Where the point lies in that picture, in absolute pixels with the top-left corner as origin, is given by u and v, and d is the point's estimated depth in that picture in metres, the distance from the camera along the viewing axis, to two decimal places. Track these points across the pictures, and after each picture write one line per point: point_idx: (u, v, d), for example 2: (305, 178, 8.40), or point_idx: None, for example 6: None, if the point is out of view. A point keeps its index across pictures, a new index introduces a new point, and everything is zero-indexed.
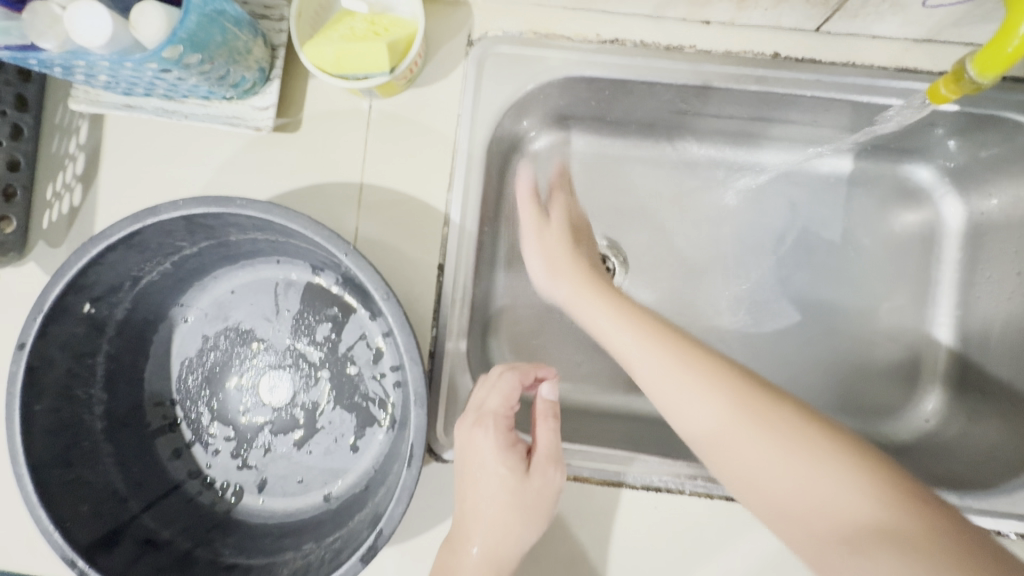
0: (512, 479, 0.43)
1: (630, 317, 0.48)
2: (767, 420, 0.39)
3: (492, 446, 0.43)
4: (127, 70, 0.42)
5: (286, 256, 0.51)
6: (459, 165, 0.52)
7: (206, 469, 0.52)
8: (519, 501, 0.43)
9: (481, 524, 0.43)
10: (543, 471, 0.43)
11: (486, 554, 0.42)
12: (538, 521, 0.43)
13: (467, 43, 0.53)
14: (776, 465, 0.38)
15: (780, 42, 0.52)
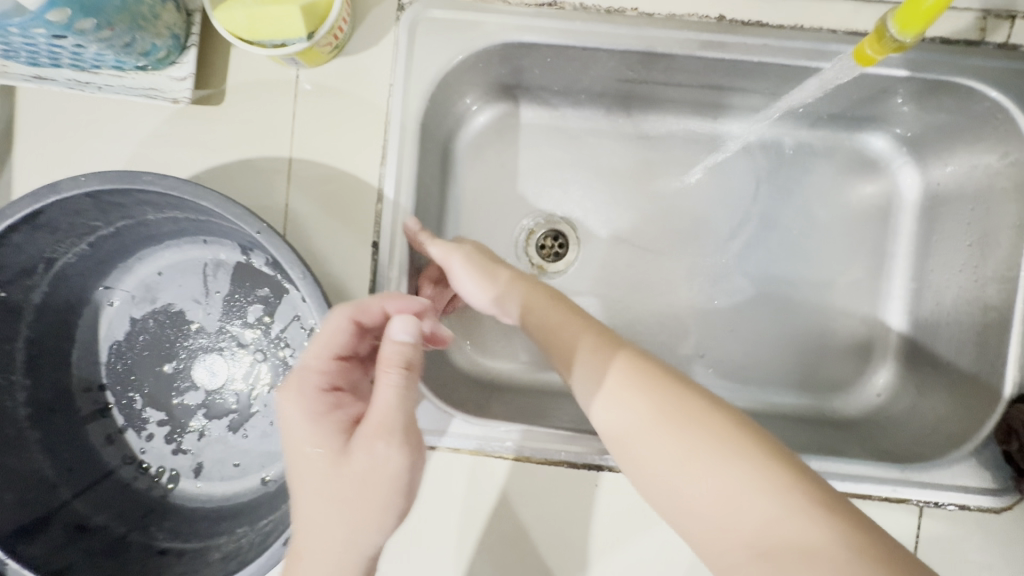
0: (329, 456, 0.36)
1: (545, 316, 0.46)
2: (680, 415, 0.35)
3: (306, 417, 0.37)
4: (18, 37, 0.39)
5: (213, 235, 0.49)
6: (392, 137, 0.50)
7: (141, 454, 0.51)
8: (340, 486, 0.36)
9: (304, 518, 0.36)
10: (369, 443, 0.36)
11: (317, 556, 0.35)
12: (373, 508, 0.36)
13: (398, 8, 0.50)
14: (677, 461, 0.34)
15: (725, 4, 0.50)
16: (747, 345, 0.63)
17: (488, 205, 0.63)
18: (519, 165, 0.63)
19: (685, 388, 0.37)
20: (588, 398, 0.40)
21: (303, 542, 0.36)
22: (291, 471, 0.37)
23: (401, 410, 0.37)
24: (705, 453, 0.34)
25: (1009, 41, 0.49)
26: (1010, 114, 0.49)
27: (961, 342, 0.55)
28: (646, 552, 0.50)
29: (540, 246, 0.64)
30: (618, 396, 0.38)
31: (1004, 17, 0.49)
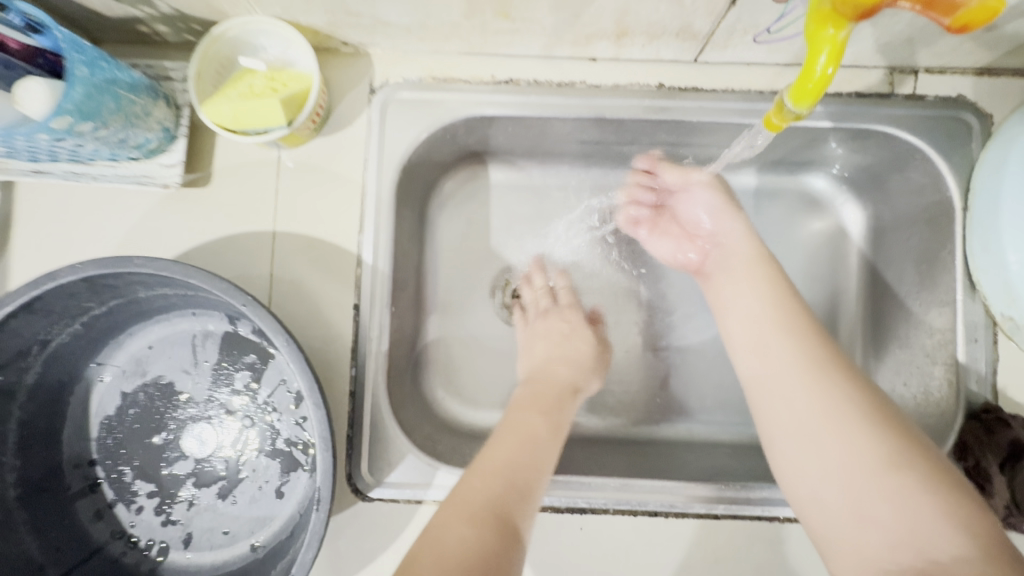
0: (521, 437, 0.48)
1: (771, 294, 0.49)
2: (866, 417, 0.40)
3: (518, 410, 0.51)
4: (11, 143, 0.43)
5: (201, 307, 0.52)
6: (368, 207, 0.54)
7: (130, 528, 0.52)
8: (522, 457, 0.46)
9: (478, 469, 0.45)
10: (552, 440, 0.49)
11: (472, 494, 0.43)
12: (530, 483, 0.45)
13: (370, 91, 0.55)
14: (859, 473, 0.38)
15: (663, 73, 0.55)
16: (719, 379, 0.66)
17: (463, 260, 0.67)
18: (490, 221, 0.68)
19: (889, 408, 0.40)
20: (775, 393, 0.44)
21: (467, 483, 0.44)
22: (536, 351, 0.60)
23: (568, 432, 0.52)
24: (907, 471, 0.37)
25: (915, 93, 0.55)
26: (927, 155, 0.55)
27: (913, 364, 0.58)
28: None
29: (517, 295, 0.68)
30: (814, 399, 0.42)
31: (908, 72, 0.55)
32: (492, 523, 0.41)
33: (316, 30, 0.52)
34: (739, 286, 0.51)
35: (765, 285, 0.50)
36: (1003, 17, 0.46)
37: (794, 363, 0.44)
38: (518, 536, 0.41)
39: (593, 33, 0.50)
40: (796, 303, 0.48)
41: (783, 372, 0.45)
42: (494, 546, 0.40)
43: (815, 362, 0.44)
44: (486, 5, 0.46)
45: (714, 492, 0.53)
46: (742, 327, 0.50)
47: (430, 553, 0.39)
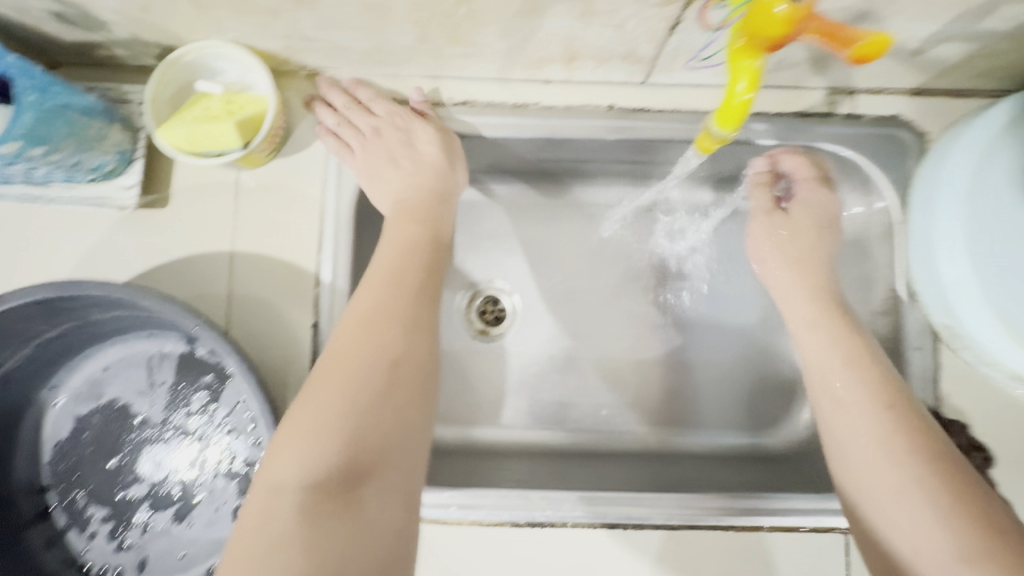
0: (359, 326, 0.43)
1: (830, 337, 0.50)
2: (944, 501, 0.38)
3: (359, 291, 0.46)
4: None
5: (157, 328, 0.52)
6: (327, 227, 0.54)
7: (82, 554, 0.51)
8: (355, 350, 0.42)
9: (297, 426, 0.38)
10: (399, 319, 0.44)
11: (319, 407, 0.38)
12: (365, 373, 0.41)
13: (329, 113, 0.56)
14: (946, 560, 0.36)
15: (614, 94, 0.57)
16: (681, 390, 0.67)
17: None
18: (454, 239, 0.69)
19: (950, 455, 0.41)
20: (841, 430, 0.45)
21: (277, 457, 0.37)
22: (376, 176, 0.55)
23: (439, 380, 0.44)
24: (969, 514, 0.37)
25: (854, 113, 0.57)
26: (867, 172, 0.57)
27: None
28: None
29: (481, 310, 0.69)
30: (880, 440, 0.43)
31: (847, 93, 0.57)
32: (310, 505, 0.35)
33: (274, 55, 0.53)
34: (824, 348, 0.49)
35: (848, 341, 0.49)
36: (926, 43, 0.48)
37: (861, 404, 0.45)
38: (362, 509, 0.36)
39: (544, 57, 0.52)
40: (878, 368, 0.47)
41: (870, 442, 0.43)
42: (313, 535, 0.34)
43: (887, 406, 0.44)
44: (437, 32, 0.48)
45: (673, 502, 0.53)
46: (845, 385, 0.47)
47: (243, 557, 0.33)
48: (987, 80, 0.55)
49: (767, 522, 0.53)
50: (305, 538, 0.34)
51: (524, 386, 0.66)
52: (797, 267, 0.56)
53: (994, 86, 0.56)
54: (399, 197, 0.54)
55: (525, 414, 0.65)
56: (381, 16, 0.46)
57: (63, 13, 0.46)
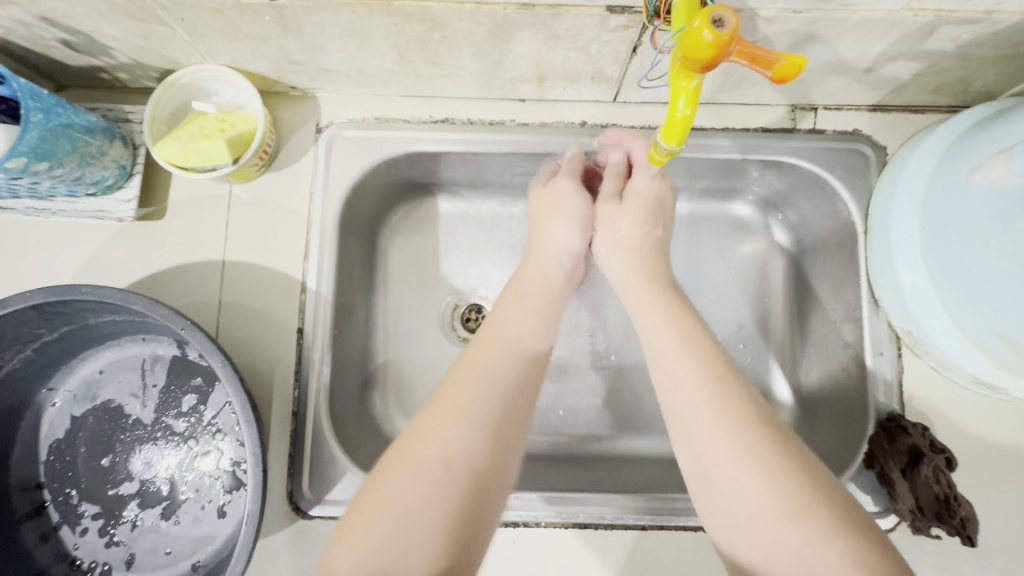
0: (434, 415, 0.42)
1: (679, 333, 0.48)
2: (768, 479, 0.39)
3: (453, 377, 0.45)
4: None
5: (151, 333, 0.54)
6: (313, 237, 0.57)
7: (74, 550, 0.53)
8: (414, 446, 0.41)
9: (354, 521, 0.39)
10: (475, 408, 0.43)
11: (400, 482, 0.40)
12: (416, 474, 0.40)
13: (317, 130, 0.60)
14: (768, 531, 0.37)
15: (586, 112, 0.60)
16: (658, 396, 0.69)
17: (413, 286, 0.71)
18: (439, 249, 0.71)
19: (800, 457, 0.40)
20: (687, 431, 0.43)
21: (339, 550, 0.38)
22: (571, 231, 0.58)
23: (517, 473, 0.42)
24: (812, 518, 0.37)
25: (816, 127, 0.60)
26: (830, 183, 0.60)
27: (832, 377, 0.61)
28: None
29: (465, 318, 0.71)
30: (726, 444, 0.41)
31: (809, 109, 0.60)
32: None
33: (264, 76, 0.56)
34: (662, 331, 0.49)
35: (680, 327, 0.48)
36: (876, 61, 0.51)
37: (700, 400, 0.43)
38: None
39: (517, 77, 0.55)
40: (710, 350, 0.46)
41: (701, 416, 0.43)
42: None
43: (725, 407, 0.42)
44: (415, 55, 0.51)
45: (640, 502, 0.55)
46: (667, 359, 0.47)
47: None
48: (942, 96, 0.57)
49: None
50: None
51: None
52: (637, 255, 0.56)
53: (950, 101, 0.58)
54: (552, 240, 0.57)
55: None
56: (361, 40, 0.49)
57: (70, 40, 0.50)
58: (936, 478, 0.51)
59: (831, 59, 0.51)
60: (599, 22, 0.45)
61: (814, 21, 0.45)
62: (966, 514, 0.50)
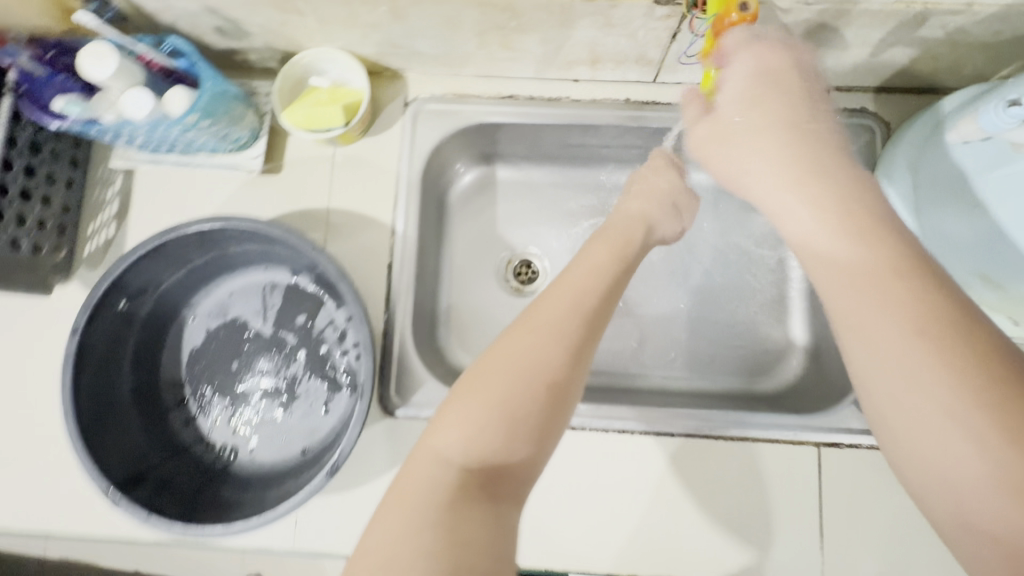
0: (533, 333, 0.45)
1: (846, 223, 0.42)
2: (944, 372, 0.35)
3: (546, 301, 0.47)
4: (171, 134, 0.60)
5: (273, 263, 0.68)
6: (401, 191, 0.70)
7: (209, 434, 0.66)
8: (520, 359, 0.43)
9: (458, 406, 0.43)
10: (575, 337, 0.45)
11: (471, 388, 0.43)
12: (527, 385, 0.42)
13: (405, 103, 0.72)
14: (966, 473, 0.34)
15: (630, 91, 0.71)
16: (684, 341, 0.79)
17: (475, 242, 0.83)
18: (497, 212, 0.83)
19: (994, 358, 0.35)
20: (859, 339, 0.39)
21: (441, 430, 0.42)
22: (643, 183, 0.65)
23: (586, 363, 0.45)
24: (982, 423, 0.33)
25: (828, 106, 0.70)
26: None
27: None
28: (605, 493, 0.64)
29: (518, 272, 0.83)
30: (896, 345, 0.37)
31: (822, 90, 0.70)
32: (463, 484, 0.39)
33: (367, 58, 0.69)
34: (830, 261, 0.42)
35: (850, 218, 0.42)
36: (878, 47, 0.61)
37: (871, 291, 0.39)
38: (501, 510, 0.39)
39: (575, 59, 0.66)
40: (878, 230, 0.41)
41: (883, 350, 0.37)
42: (455, 519, 0.37)
43: (904, 307, 0.37)
44: (493, 39, 0.63)
45: (670, 414, 0.66)
46: (846, 297, 0.40)
47: (394, 509, 0.38)
48: (939, 78, 0.67)
49: (749, 434, 0.65)
50: (450, 522, 0.37)
51: None
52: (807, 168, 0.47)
53: (946, 84, 0.67)
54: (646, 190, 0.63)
55: None
56: (452, 27, 0.62)
57: (222, 27, 0.64)
58: None
59: (839, 45, 0.61)
60: (647, 12, 0.56)
61: (823, 12, 0.55)
62: None
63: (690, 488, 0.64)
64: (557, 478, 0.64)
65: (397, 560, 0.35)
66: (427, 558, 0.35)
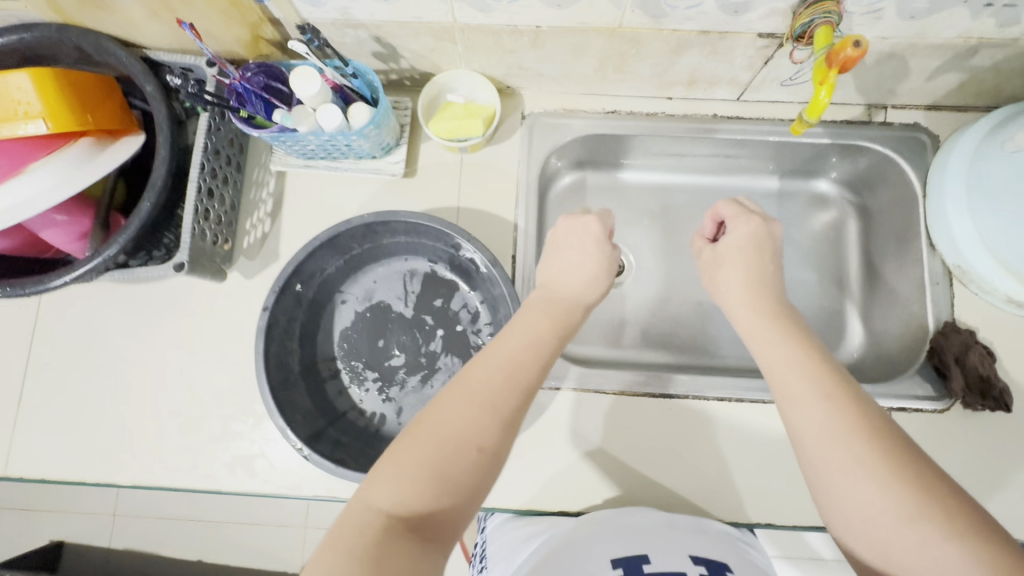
0: (467, 404, 0.50)
1: (835, 397, 0.49)
2: (881, 465, 0.45)
3: (482, 370, 0.53)
4: (340, 143, 0.71)
5: (414, 254, 0.78)
6: (522, 192, 0.81)
7: (361, 402, 0.76)
8: (450, 426, 0.49)
9: (394, 465, 0.47)
10: (503, 413, 0.51)
11: (413, 456, 0.47)
12: (458, 450, 0.48)
13: (522, 117, 0.83)
14: (911, 549, 0.42)
15: (716, 107, 0.83)
16: None
17: None
18: (587, 212, 0.95)
19: (907, 455, 0.45)
20: (801, 426, 0.49)
21: (378, 480, 0.46)
22: (560, 267, 0.68)
23: (505, 458, 0.50)
24: (921, 512, 0.42)
25: (886, 121, 0.82)
26: (897, 161, 0.81)
27: (894, 304, 0.84)
28: (705, 448, 0.77)
29: None
30: (845, 444, 0.46)
31: (881, 108, 0.82)
32: (391, 530, 0.43)
33: (494, 78, 0.80)
34: (775, 347, 0.55)
35: (791, 343, 0.55)
36: (934, 72, 0.73)
37: (787, 364, 0.53)
38: (425, 550, 0.43)
39: (674, 81, 0.78)
40: (810, 354, 0.53)
41: (816, 425, 0.48)
42: (380, 558, 0.41)
43: (828, 394, 0.49)
44: (610, 64, 0.75)
45: (756, 382, 0.79)
46: (786, 376, 0.53)
47: (325, 551, 0.42)
48: (981, 99, 0.79)
49: None
50: (376, 557, 0.41)
51: (639, 319, 0.92)
52: (763, 314, 0.59)
53: (986, 103, 0.80)
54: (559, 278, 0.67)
55: (640, 339, 0.91)
56: (578, 53, 0.73)
57: (378, 51, 0.75)
58: (982, 362, 0.71)
59: (904, 70, 0.73)
60: (749, 43, 0.68)
61: (895, 44, 0.67)
62: (1004, 385, 0.71)
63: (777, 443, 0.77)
64: (663, 436, 0.77)
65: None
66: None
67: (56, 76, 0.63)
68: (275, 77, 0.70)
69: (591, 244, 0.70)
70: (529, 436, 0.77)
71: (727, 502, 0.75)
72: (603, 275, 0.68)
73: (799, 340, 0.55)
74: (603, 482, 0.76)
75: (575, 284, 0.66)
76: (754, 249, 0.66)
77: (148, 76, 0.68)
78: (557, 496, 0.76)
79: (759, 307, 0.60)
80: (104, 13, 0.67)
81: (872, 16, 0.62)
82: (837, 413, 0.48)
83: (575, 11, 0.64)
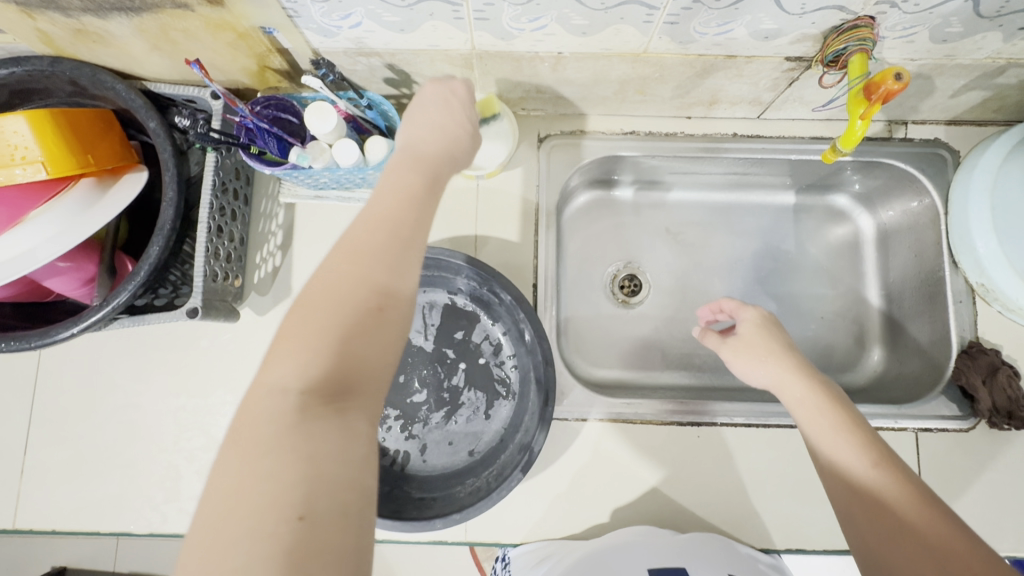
0: (351, 259, 0.41)
1: (883, 469, 0.49)
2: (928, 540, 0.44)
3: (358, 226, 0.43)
4: (355, 178, 0.68)
5: (433, 285, 0.76)
6: (542, 217, 0.79)
7: (383, 441, 0.73)
8: (338, 284, 0.40)
9: (286, 340, 0.39)
10: (393, 260, 0.42)
11: (311, 327, 0.39)
12: (354, 308, 0.40)
13: (538, 139, 0.82)
14: None
15: (736, 126, 0.82)
16: None
17: (586, 258, 0.91)
18: (603, 231, 0.92)
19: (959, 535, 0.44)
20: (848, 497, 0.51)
21: (274, 360, 0.38)
22: (414, 125, 0.52)
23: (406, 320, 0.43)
24: None
25: (906, 137, 0.82)
26: (918, 177, 0.81)
27: (915, 321, 0.84)
28: (734, 475, 0.76)
29: (622, 285, 0.91)
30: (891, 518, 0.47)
31: (900, 124, 0.82)
32: (307, 405, 0.36)
33: (510, 102, 0.78)
34: (816, 421, 0.55)
35: (833, 412, 0.54)
36: (959, 90, 0.72)
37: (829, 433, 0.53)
38: (349, 416, 0.37)
39: (695, 102, 0.77)
40: (855, 422, 0.53)
41: (862, 497, 0.49)
42: (300, 436, 0.35)
43: (873, 465, 0.50)
44: (631, 87, 0.73)
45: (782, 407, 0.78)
46: (832, 450, 0.53)
47: (237, 451, 0.35)
48: (1001, 114, 0.78)
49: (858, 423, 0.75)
50: (296, 437, 0.35)
51: (660, 340, 0.89)
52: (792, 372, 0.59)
53: (1006, 117, 0.79)
54: (417, 139, 0.51)
55: (661, 360, 0.88)
56: (599, 78, 0.71)
57: (391, 77, 0.72)
58: (1009, 383, 0.71)
59: (929, 89, 0.72)
60: (775, 66, 0.66)
61: (924, 66, 0.66)
62: None
63: (805, 469, 0.76)
64: (692, 464, 0.76)
65: (253, 492, 0.32)
66: (274, 481, 0.33)
67: (55, 117, 0.59)
68: (286, 112, 0.67)
69: (447, 96, 0.54)
70: (558, 468, 0.76)
71: (759, 528, 0.74)
72: (467, 124, 0.54)
73: (839, 408, 0.54)
74: (632, 513, 0.75)
75: (437, 127, 0.52)
76: (775, 333, 0.64)
77: (149, 111, 0.64)
78: (588, 529, 0.75)
79: (792, 362, 0.60)
80: (102, 46, 0.64)
81: (904, 41, 0.61)
82: (881, 486, 0.49)
83: (600, 38, 0.61)
